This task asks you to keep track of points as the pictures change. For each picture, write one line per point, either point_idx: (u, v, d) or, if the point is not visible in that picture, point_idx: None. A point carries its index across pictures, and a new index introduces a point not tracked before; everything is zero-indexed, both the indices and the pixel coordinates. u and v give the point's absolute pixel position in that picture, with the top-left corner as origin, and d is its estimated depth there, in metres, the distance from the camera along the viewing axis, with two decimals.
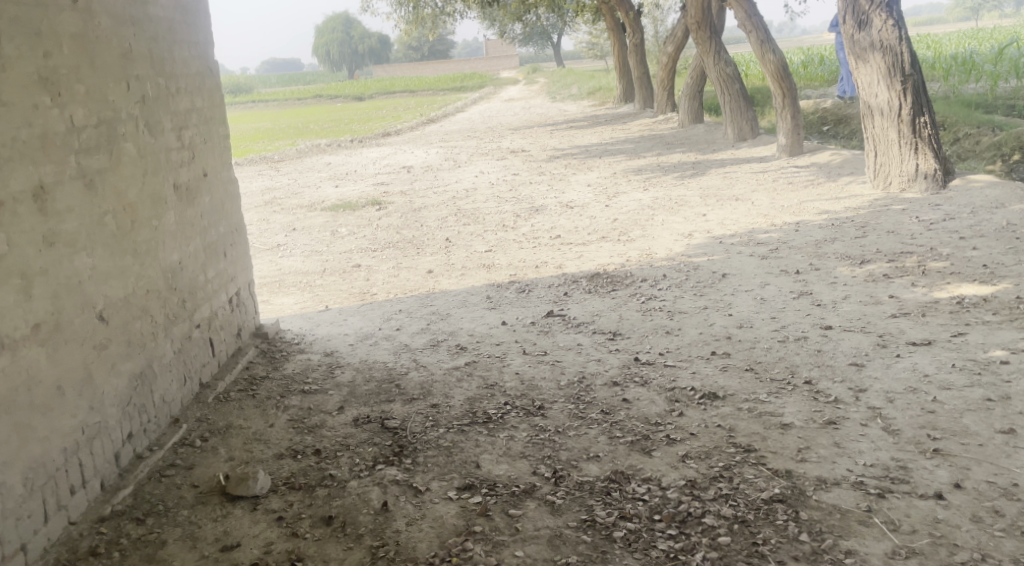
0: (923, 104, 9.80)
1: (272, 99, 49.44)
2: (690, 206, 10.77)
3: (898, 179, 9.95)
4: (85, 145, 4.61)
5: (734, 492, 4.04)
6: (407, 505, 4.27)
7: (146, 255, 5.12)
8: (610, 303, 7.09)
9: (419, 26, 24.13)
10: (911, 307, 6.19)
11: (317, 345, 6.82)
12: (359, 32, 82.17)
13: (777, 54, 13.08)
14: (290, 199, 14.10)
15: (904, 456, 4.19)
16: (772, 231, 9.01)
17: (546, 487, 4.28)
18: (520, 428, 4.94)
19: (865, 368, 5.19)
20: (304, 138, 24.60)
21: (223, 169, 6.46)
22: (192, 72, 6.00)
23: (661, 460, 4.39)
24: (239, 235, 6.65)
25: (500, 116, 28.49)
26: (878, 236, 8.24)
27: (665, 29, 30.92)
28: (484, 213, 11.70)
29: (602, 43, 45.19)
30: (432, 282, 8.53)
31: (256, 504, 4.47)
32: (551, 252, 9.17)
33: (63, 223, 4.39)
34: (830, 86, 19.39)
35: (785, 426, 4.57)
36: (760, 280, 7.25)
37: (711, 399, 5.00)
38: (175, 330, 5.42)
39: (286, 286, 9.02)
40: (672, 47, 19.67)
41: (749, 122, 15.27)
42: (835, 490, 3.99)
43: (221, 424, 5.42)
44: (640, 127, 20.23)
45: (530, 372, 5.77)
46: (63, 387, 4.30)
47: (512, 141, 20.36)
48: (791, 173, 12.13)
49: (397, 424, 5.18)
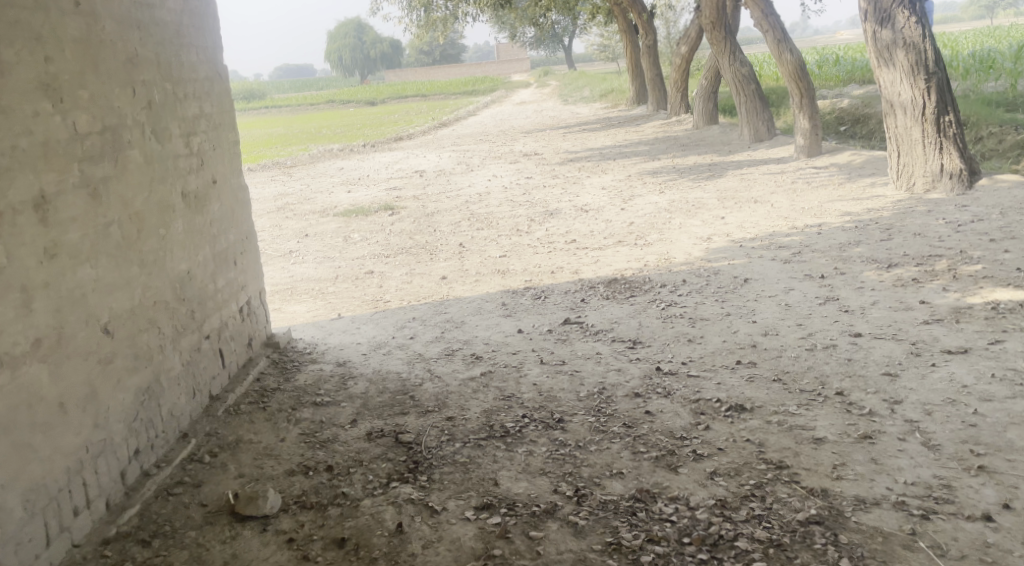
0: (948, 103, 9.57)
1: (284, 104, 49.36)
2: (708, 209, 10.56)
3: (922, 179, 9.70)
4: (89, 153, 4.44)
5: (767, 512, 3.84)
6: (424, 527, 4.08)
7: (153, 265, 4.95)
8: (630, 310, 6.89)
9: (431, 29, 23.96)
10: (944, 313, 5.98)
11: (329, 355, 6.65)
12: (371, 36, 82.24)
13: (795, 54, 12.83)
14: (303, 204, 13.96)
15: (947, 473, 3.98)
16: (794, 234, 8.79)
17: (569, 506, 4.09)
18: (540, 442, 4.75)
19: (899, 378, 4.98)
20: (315, 144, 24.46)
21: (233, 176, 6.30)
22: (201, 77, 5.84)
23: (688, 477, 4.19)
24: (249, 242, 6.49)
25: (513, 118, 28.36)
26: (904, 239, 8.01)
27: (677, 30, 30.69)
28: (497, 217, 11.52)
29: (614, 44, 45.05)
30: (446, 289, 8.35)
31: (266, 525, 4.29)
32: (567, 257, 8.98)
33: (65, 234, 4.23)
34: (846, 85, 19.09)
35: (818, 441, 4.37)
36: (783, 285, 7.03)
37: (739, 412, 4.80)
38: (183, 342, 5.25)
39: (299, 294, 8.86)
40: (685, 49, 19.45)
41: (765, 123, 15.01)
42: (875, 511, 3.78)
43: (231, 439, 5.24)
44: (655, 129, 19.98)
45: (549, 383, 5.58)
46: (66, 404, 4.14)
47: (525, 144, 20.19)
48: (810, 174, 11.90)
49: (412, 438, 5.00)
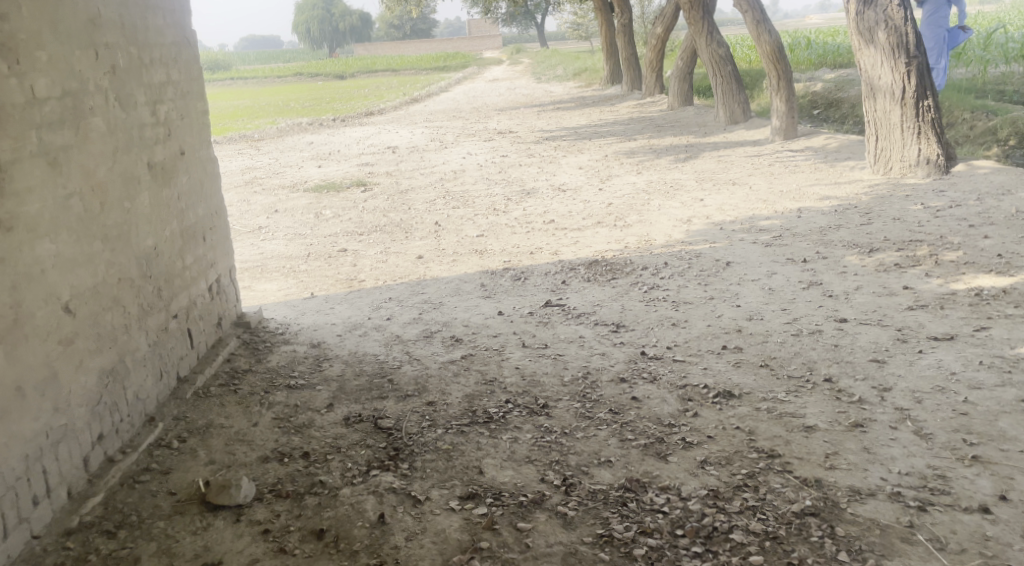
0: (927, 88, 9.53)
1: (251, 76, 48.53)
2: (686, 190, 10.49)
3: (898, 164, 9.68)
4: (47, 119, 4.25)
5: (761, 503, 3.77)
6: (406, 518, 3.96)
7: (118, 240, 4.76)
8: (611, 292, 6.79)
9: (402, 3, 23.58)
10: (928, 299, 5.93)
11: (303, 336, 6.49)
12: (341, 9, 81.18)
13: (773, 35, 12.72)
14: (273, 179, 13.69)
15: (941, 463, 3.94)
16: (773, 218, 8.73)
17: (556, 496, 3.99)
18: (524, 429, 4.64)
19: (887, 365, 4.93)
20: (283, 117, 24.05)
21: (201, 148, 6.08)
22: (168, 42, 5.62)
23: (678, 466, 4.11)
24: (219, 218, 6.28)
25: (486, 96, 28.09)
26: (884, 224, 7.96)
27: (650, 10, 30.54)
28: (473, 195, 11.37)
29: (587, 24, 44.91)
30: (423, 269, 8.19)
31: (240, 515, 4.16)
32: (545, 238, 8.85)
33: (22, 206, 4.05)
34: (818, 69, 19.04)
35: (809, 429, 4.30)
36: (766, 269, 6.96)
37: (727, 398, 4.72)
38: (150, 322, 5.07)
39: (270, 272, 8.64)
40: (660, 29, 19.32)
41: (741, 105, 14.91)
42: (871, 503, 3.72)
43: (201, 424, 5.08)
44: (629, 109, 19.83)
45: (531, 367, 5.47)
46: (23, 387, 3.97)
47: (499, 122, 19.99)
48: (787, 157, 11.86)
49: (391, 424, 4.86)
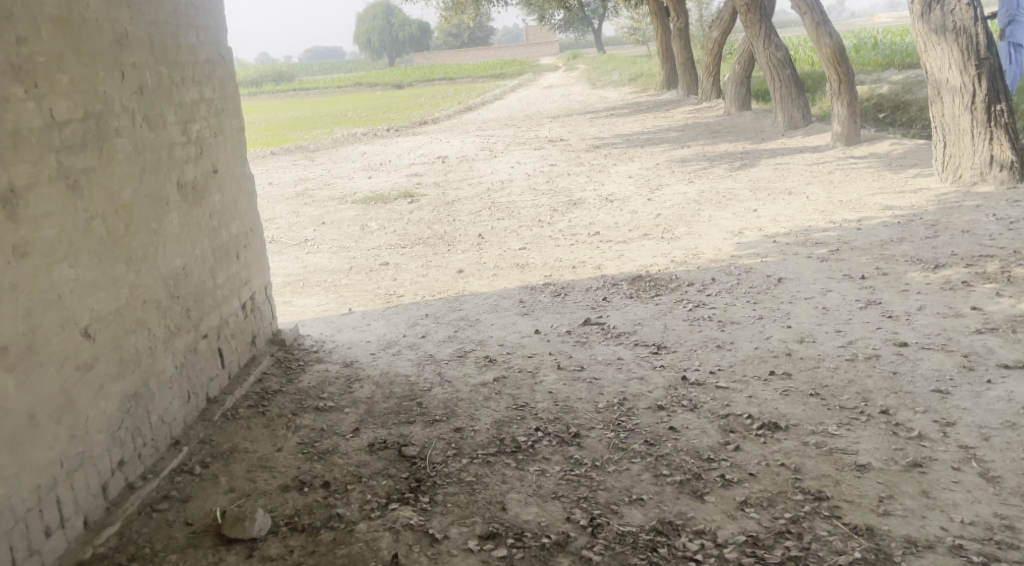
0: (1000, 90, 9.03)
1: (312, 87, 48.99)
2: (740, 200, 10.11)
3: (969, 171, 9.17)
4: (68, 142, 4.11)
5: (805, 554, 3.49)
6: (422, 558, 3.73)
7: (144, 262, 4.62)
8: (654, 310, 6.47)
9: (459, 12, 23.52)
10: (999, 322, 5.51)
11: (336, 354, 6.30)
12: (401, 18, 81.82)
13: (834, 38, 12.14)
14: (323, 190, 13.62)
15: (1009, 512, 3.61)
16: (831, 230, 8.31)
17: (582, 538, 3.73)
18: (553, 460, 4.37)
19: (952, 397, 4.54)
20: (340, 127, 24.10)
21: (236, 165, 5.93)
22: (202, 59, 5.49)
23: (715, 507, 3.83)
24: (254, 234, 6.13)
25: (542, 102, 27.84)
26: (951, 237, 7.50)
27: (710, 14, 30.09)
28: (519, 206, 11.12)
29: (645, 29, 44.48)
30: (462, 284, 7.96)
31: (253, 550, 3.96)
32: (590, 251, 8.56)
33: (39, 231, 3.91)
34: (885, 70, 18.29)
35: (861, 468, 3.98)
36: (820, 287, 6.58)
37: (772, 431, 4.39)
38: (178, 344, 4.91)
39: (310, 286, 8.51)
40: (717, 33, 18.90)
41: (801, 110, 14.41)
42: (929, 556, 3.42)
43: (225, 447, 4.92)
44: (685, 115, 19.40)
45: (565, 392, 5.18)
46: (37, 417, 3.83)
47: (551, 129, 19.72)
48: (848, 164, 11.38)
49: (415, 452, 4.63)
